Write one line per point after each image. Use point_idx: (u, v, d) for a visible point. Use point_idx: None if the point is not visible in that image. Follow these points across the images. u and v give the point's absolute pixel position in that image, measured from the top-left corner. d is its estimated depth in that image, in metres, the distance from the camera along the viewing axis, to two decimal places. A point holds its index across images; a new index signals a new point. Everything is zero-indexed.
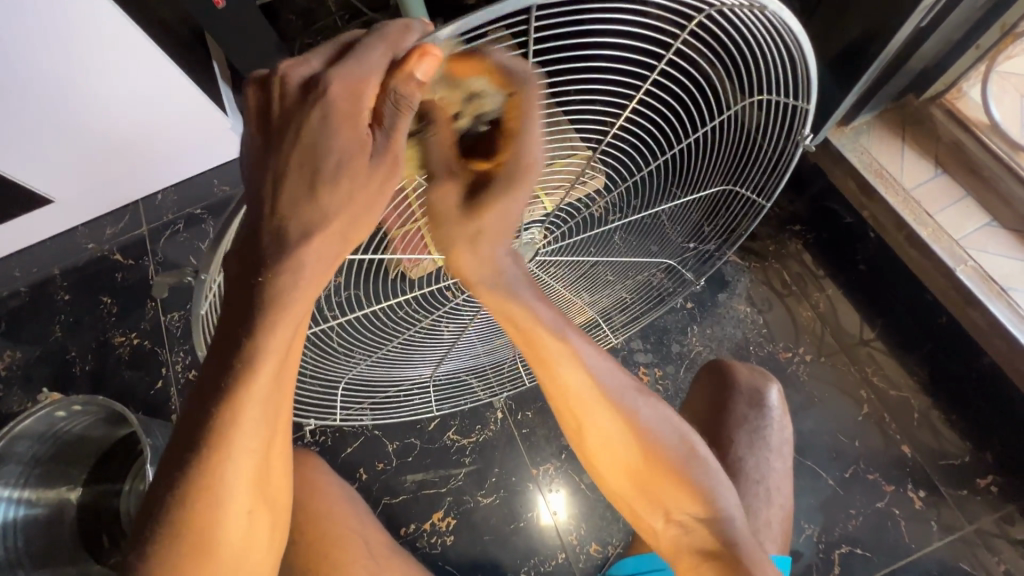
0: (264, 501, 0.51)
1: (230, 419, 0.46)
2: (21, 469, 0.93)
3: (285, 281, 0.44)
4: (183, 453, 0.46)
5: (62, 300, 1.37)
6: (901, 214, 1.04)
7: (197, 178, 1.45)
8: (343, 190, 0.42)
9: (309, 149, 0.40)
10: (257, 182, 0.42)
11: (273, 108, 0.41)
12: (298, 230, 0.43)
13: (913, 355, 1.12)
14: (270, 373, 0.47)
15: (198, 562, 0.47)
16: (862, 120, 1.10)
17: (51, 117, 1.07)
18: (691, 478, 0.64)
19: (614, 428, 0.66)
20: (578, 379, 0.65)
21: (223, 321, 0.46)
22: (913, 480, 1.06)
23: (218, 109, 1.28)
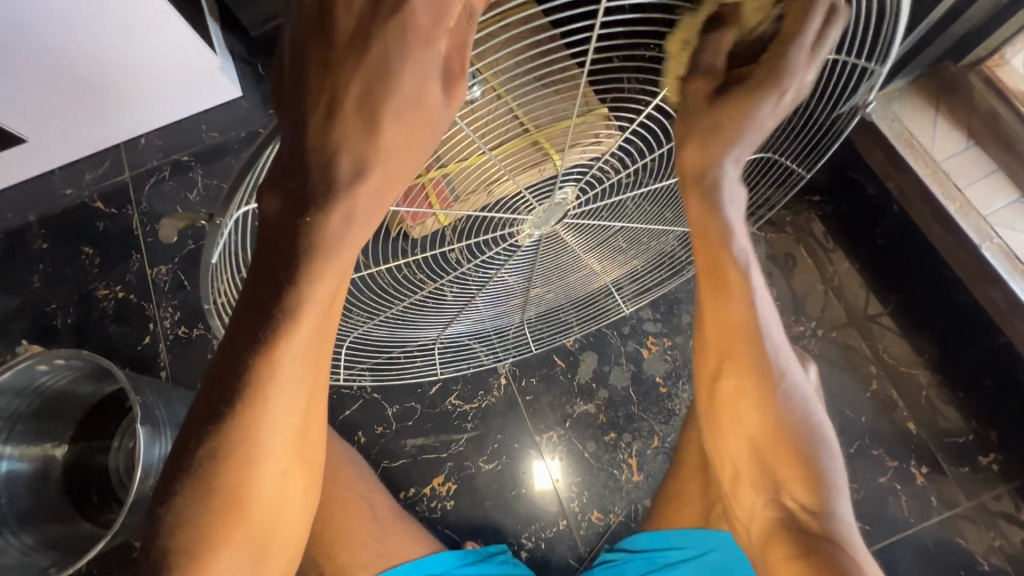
0: (302, 463, 0.47)
1: (267, 374, 0.42)
2: (2, 425, 0.88)
3: (333, 222, 0.40)
4: (213, 408, 0.43)
5: (40, 249, 1.29)
6: (929, 187, 1.00)
7: (184, 123, 1.36)
8: (403, 122, 0.39)
9: (376, 69, 0.37)
10: (308, 105, 0.38)
11: (335, 22, 0.37)
12: (351, 166, 0.39)
13: (924, 333, 1.11)
14: (314, 321, 0.43)
15: (230, 523, 0.44)
16: (897, 86, 1.04)
17: (22, 47, 0.98)
18: (818, 461, 0.58)
19: (758, 383, 0.59)
20: (742, 323, 0.60)
21: (262, 265, 0.42)
22: (915, 456, 1.07)
23: (206, 46, 1.18)
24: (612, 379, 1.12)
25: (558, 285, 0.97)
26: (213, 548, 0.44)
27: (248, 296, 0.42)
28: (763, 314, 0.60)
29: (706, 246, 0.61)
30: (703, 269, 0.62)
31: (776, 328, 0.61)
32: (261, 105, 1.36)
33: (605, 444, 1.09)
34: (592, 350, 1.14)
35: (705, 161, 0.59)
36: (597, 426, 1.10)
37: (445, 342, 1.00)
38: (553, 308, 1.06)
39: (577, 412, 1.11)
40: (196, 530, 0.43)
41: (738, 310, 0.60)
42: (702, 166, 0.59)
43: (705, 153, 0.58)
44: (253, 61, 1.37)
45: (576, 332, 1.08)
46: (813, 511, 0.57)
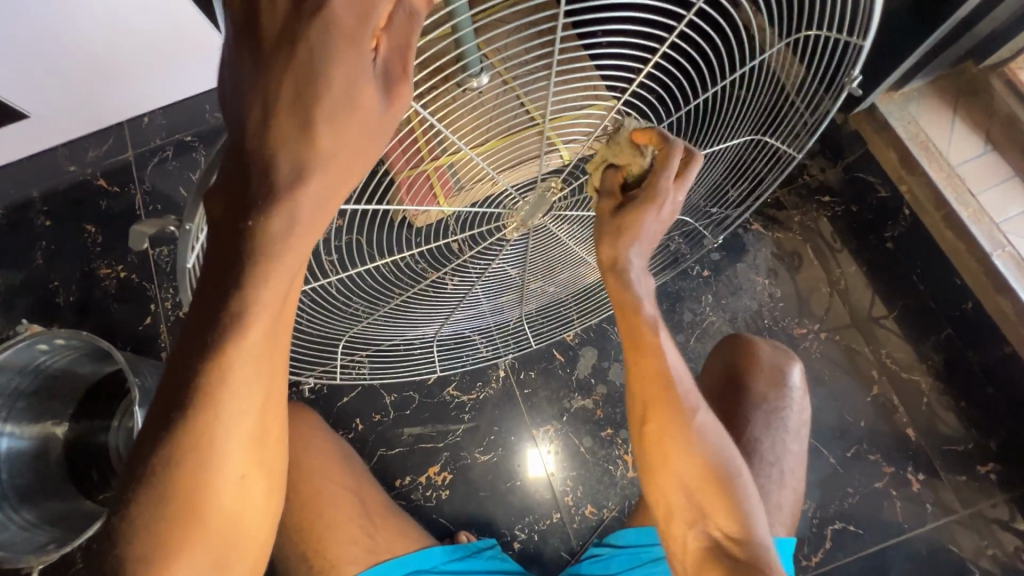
0: (261, 466, 0.46)
1: (217, 378, 0.41)
2: (3, 403, 0.89)
3: (275, 230, 0.37)
4: (165, 415, 0.42)
5: (42, 226, 1.29)
6: (942, 192, 0.98)
7: (187, 102, 1.34)
8: (342, 123, 0.35)
9: (304, 69, 0.34)
10: (241, 110, 0.35)
11: (260, 20, 0.34)
12: (289, 169, 0.35)
13: (929, 339, 1.09)
14: (262, 329, 0.41)
15: (188, 530, 0.43)
16: (914, 86, 1.02)
17: (21, 22, 0.96)
18: (735, 491, 0.61)
19: (677, 429, 0.62)
20: (662, 373, 0.63)
21: (208, 271, 0.40)
22: (913, 463, 1.06)
23: (211, 26, 1.17)
24: (611, 374, 1.12)
25: (555, 280, 0.96)
26: (170, 556, 0.43)
27: (196, 305, 0.40)
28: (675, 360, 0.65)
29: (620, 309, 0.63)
30: (624, 330, 0.65)
31: (686, 370, 0.65)
32: None
33: (601, 439, 1.09)
34: (591, 345, 1.13)
35: (615, 253, 0.61)
36: (594, 422, 1.10)
37: (443, 336, 1.00)
38: (551, 302, 1.05)
39: (574, 406, 1.11)
40: (151, 537, 0.43)
41: (659, 360, 0.63)
42: (613, 258, 0.61)
43: (614, 248, 0.61)
44: None
45: (576, 326, 1.07)
46: (737, 538, 0.61)
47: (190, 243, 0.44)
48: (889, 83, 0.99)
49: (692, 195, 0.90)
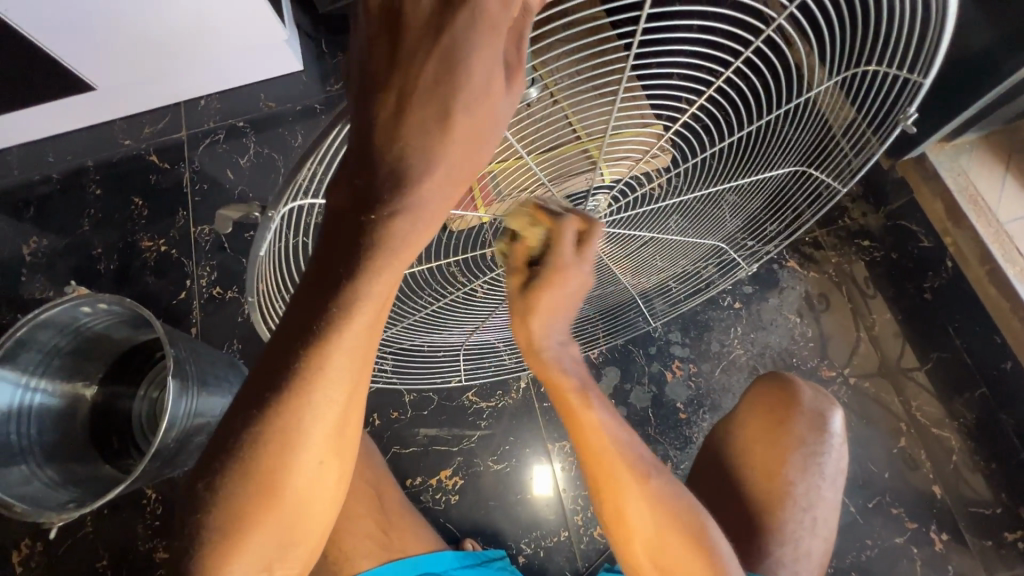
0: (338, 454, 0.47)
1: (317, 364, 0.42)
2: (40, 359, 0.90)
3: (398, 224, 0.38)
4: (260, 395, 0.43)
5: (93, 194, 1.34)
6: (989, 247, 0.96)
7: (244, 89, 1.38)
8: (472, 121, 0.36)
9: (449, 56, 0.34)
10: (374, 98, 0.35)
11: (405, 9, 0.34)
12: (421, 164, 0.36)
13: (962, 396, 1.06)
14: (365, 322, 0.42)
15: (265, 505, 0.45)
16: (968, 138, 1.02)
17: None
18: (709, 556, 0.61)
19: (634, 501, 0.63)
20: (604, 441, 0.65)
21: (319, 260, 0.41)
22: (936, 521, 1.03)
23: (276, 18, 1.21)
24: (633, 397, 1.11)
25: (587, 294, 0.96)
26: (246, 525, 0.45)
27: (304, 295, 0.42)
28: (615, 425, 0.67)
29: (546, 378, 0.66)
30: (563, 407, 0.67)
31: (632, 434, 0.68)
32: (319, 81, 1.38)
33: None
34: (615, 365, 1.13)
35: (536, 338, 0.63)
36: None
37: (471, 344, 1.00)
38: (580, 318, 1.05)
39: None
40: (232, 506, 0.45)
41: (598, 429, 0.66)
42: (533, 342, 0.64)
43: (527, 329, 0.62)
44: (316, 37, 1.41)
45: (603, 344, 1.08)
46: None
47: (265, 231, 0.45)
48: (944, 132, 0.99)
49: (727, 224, 0.90)
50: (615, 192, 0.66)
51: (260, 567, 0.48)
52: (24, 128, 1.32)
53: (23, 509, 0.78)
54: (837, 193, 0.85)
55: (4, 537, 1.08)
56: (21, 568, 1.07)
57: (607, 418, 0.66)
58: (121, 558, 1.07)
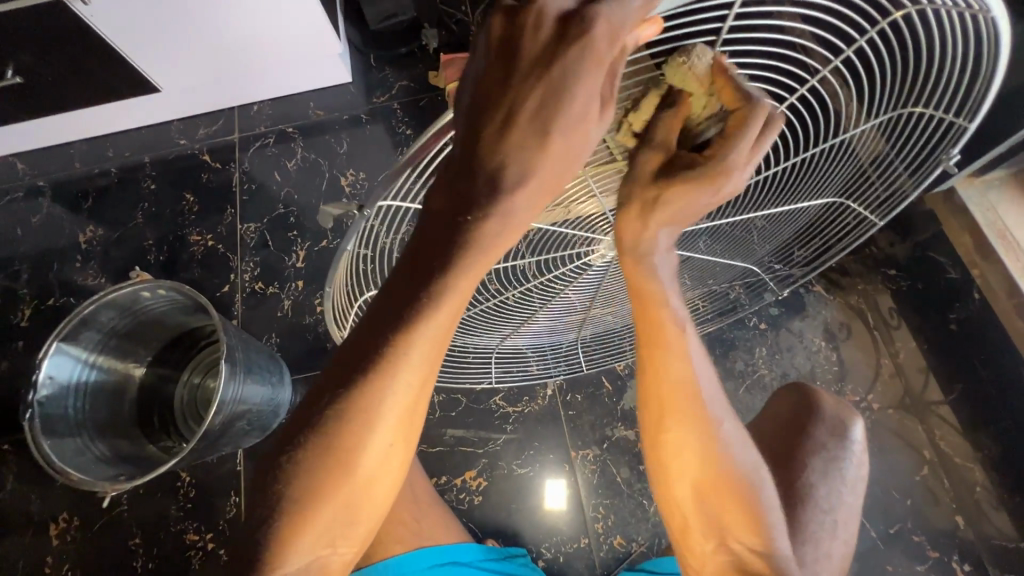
0: (406, 438, 0.51)
1: (403, 349, 0.46)
2: (99, 338, 0.96)
3: (488, 226, 0.43)
4: (346, 374, 0.47)
5: (148, 189, 1.41)
6: (1017, 280, 0.97)
7: (295, 97, 1.46)
8: (568, 140, 0.41)
9: (554, 84, 0.39)
10: (482, 115, 0.40)
11: (522, 39, 0.39)
12: (517, 173, 0.41)
13: (987, 428, 1.07)
14: (450, 312, 0.47)
15: (338, 479, 0.49)
16: (996, 176, 1.05)
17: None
18: (756, 503, 0.62)
19: (695, 443, 0.62)
20: (677, 374, 0.62)
21: (414, 254, 0.46)
22: (959, 551, 1.04)
23: (332, 30, 1.29)
24: None
25: (617, 308, 0.99)
26: (319, 495, 0.49)
27: (397, 284, 0.46)
28: (695, 356, 0.63)
29: (637, 294, 0.61)
30: (642, 332, 0.62)
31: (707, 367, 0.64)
32: (366, 93, 1.45)
33: (638, 472, 1.09)
34: None
35: (646, 241, 0.56)
36: (633, 454, 1.10)
37: (502, 350, 1.03)
38: (608, 331, 1.08)
39: (615, 435, 1.12)
40: (309, 474, 0.48)
41: (678, 360, 0.62)
42: (641, 246, 0.56)
43: (641, 227, 0.54)
44: (365, 51, 1.48)
45: (628, 356, 1.11)
46: (760, 552, 0.62)
47: (358, 228, 0.47)
48: (972, 169, 1.03)
49: (756, 249, 0.93)
50: None
51: (324, 542, 0.51)
52: (90, 123, 1.41)
53: (78, 477, 0.82)
54: (873, 225, 0.88)
55: (45, 510, 1.13)
56: (58, 541, 1.11)
57: (690, 344, 0.62)
58: (154, 537, 1.10)
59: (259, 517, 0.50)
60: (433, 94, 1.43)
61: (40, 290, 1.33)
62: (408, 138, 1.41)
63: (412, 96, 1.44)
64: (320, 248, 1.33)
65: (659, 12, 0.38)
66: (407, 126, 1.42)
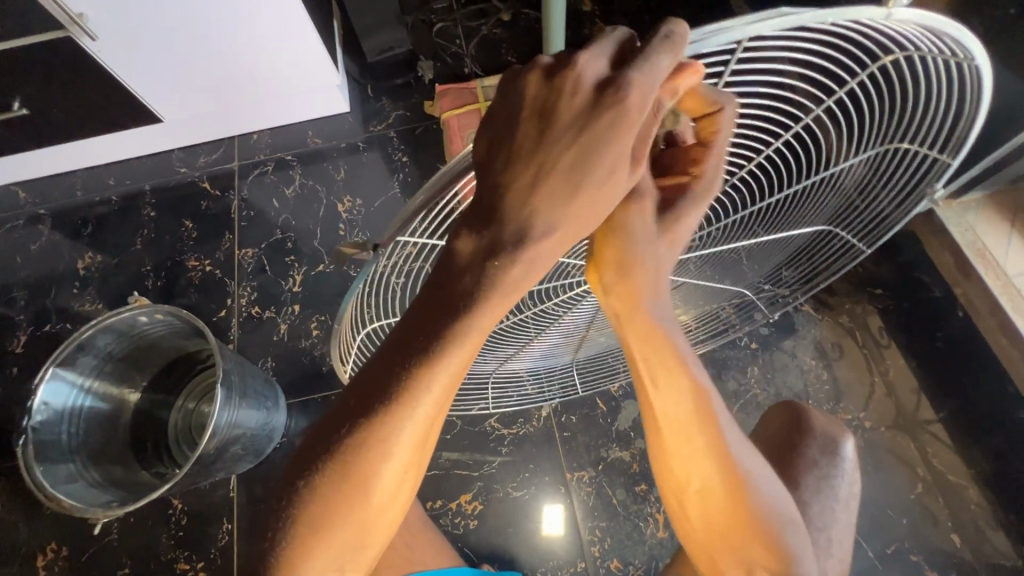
0: (418, 468, 0.50)
1: (425, 383, 0.45)
2: (95, 363, 0.96)
3: (514, 273, 0.43)
4: (365, 404, 0.46)
5: (147, 216, 1.44)
6: (998, 297, 1.00)
7: (293, 127, 1.50)
8: (598, 191, 0.41)
9: (586, 148, 0.39)
10: (512, 171, 0.40)
11: (557, 105, 0.39)
12: (544, 225, 0.41)
13: (979, 444, 1.08)
14: (470, 349, 0.46)
15: (354, 504, 0.48)
16: (973, 197, 1.08)
17: (178, 29, 1.12)
18: (784, 538, 0.60)
19: (723, 492, 0.58)
20: (705, 439, 0.56)
21: (437, 288, 0.45)
22: (957, 571, 1.03)
23: (331, 63, 1.34)
24: None
25: (612, 331, 1.00)
26: (334, 521, 0.48)
27: (421, 315, 0.45)
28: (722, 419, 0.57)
29: (660, 362, 0.55)
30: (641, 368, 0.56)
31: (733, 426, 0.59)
32: (363, 122, 1.49)
33: (634, 494, 1.08)
34: (634, 399, 1.15)
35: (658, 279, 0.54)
36: (629, 475, 1.10)
37: (500, 376, 1.03)
38: (601, 353, 1.09)
39: (611, 456, 1.11)
40: (324, 502, 0.47)
41: (701, 424, 0.56)
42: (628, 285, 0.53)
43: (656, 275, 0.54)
44: (363, 82, 1.53)
45: (622, 377, 1.12)
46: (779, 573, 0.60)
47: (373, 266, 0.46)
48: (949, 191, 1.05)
49: (749, 273, 0.94)
50: None
51: (334, 566, 0.50)
52: (92, 153, 1.44)
53: (72, 504, 0.81)
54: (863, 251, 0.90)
55: (34, 541, 1.11)
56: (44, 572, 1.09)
57: (717, 409, 0.57)
58: (144, 566, 1.09)
59: (266, 542, 0.49)
60: (428, 123, 1.48)
61: (36, 317, 1.33)
62: (404, 165, 1.44)
63: (408, 124, 1.48)
64: (317, 272, 1.35)
65: (693, 61, 0.38)
66: (402, 153, 1.45)
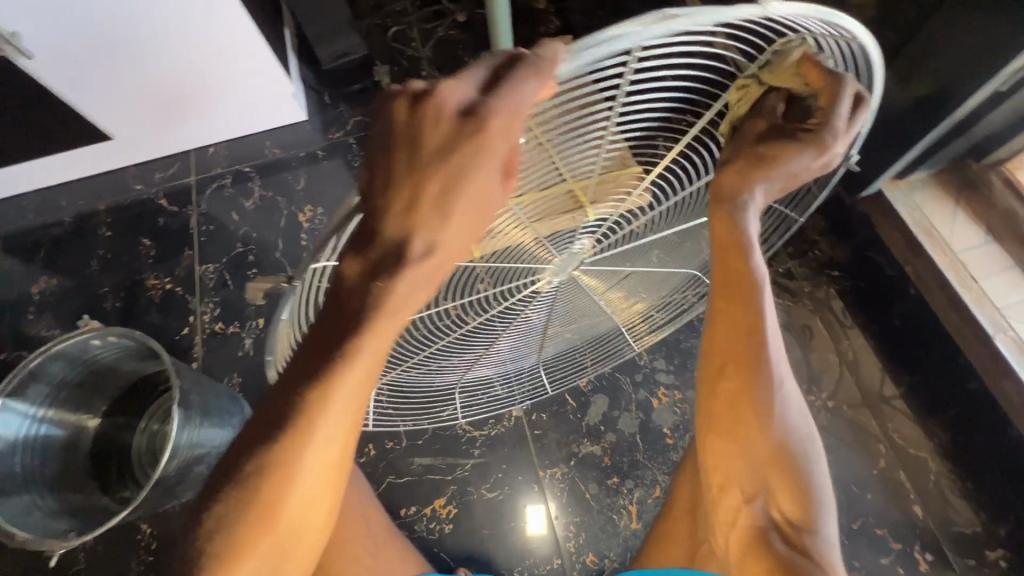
0: (327, 489, 0.52)
1: (321, 404, 0.48)
2: (48, 391, 0.94)
3: (400, 292, 0.46)
4: (267, 429, 0.49)
5: (103, 235, 1.40)
6: (947, 275, 1.04)
7: (250, 138, 1.48)
8: (470, 211, 0.45)
9: (453, 171, 0.42)
10: (389, 194, 0.43)
11: (422, 131, 0.42)
12: (422, 246, 0.45)
13: (936, 417, 1.11)
14: (364, 368, 0.49)
15: (259, 532, 0.49)
16: (917, 177, 1.11)
17: (118, 45, 1.10)
18: (802, 467, 0.61)
19: (756, 389, 0.63)
20: (747, 328, 0.63)
21: (329, 313, 0.48)
22: (920, 542, 1.06)
23: (283, 73, 1.32)
24: (621, 424, 1.14)
25: (574, 326, 1.00)
26: (241, 550, 0.49)
27: (314, 340, 0.48)
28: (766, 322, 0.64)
29: (730, 252, 0.65)
30: (721, 279, 0.66)
31: (776, 339, 0.65)
32: (322, 130, 1.48)
33: (606, 487, 1.09)
34: (603, 393, 1.16)
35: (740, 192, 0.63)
36: (601, 469, 1.11)
37: (467, 382, 1.03)
38: (567, 350, 1.10)
39: (582, 452, 1.12)
40: (231, 534, 0.48)
41: (750, 313, 0.64)
42: (733, 196, 0.63)
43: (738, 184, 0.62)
44: (320, 89, 1.51)
45: (590, 372, 1.11)
46: (796, 525, 0.59)
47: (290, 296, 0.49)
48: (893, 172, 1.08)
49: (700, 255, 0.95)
50: (598, 233, 0.73)
51: None
52: (40, 174, 1.40)
53: (25, 537, 0.79)
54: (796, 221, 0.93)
55: None
56: None
57: (763, 309, 0.64)
58: None
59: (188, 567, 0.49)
60: None
61: None
62: None
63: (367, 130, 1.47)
64: None
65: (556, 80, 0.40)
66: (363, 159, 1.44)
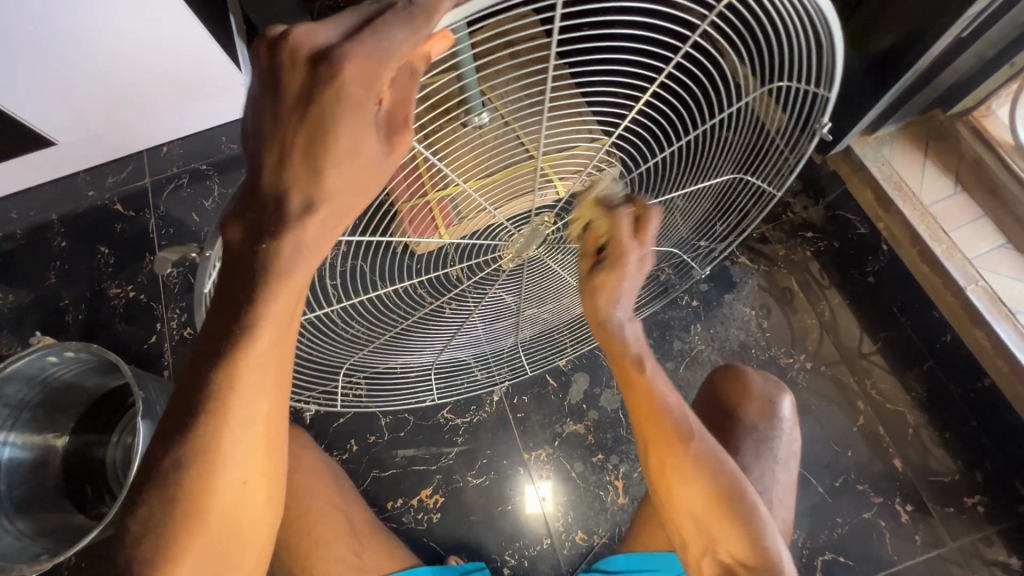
0: (259, 475, 0.53)
1: (227, 384, 0.48)
2: (7, 413, 0.92)
3: (285, 251, 0.44)
4: (182, 420, 0.49)
5: (58, 247, 1.35)
6: (917, 230, 1.04)
7: (204, 133, 1.42)
8: (350, 168, 0.42)
9: (316, 125, 0.40)
10: (260, 153, 0.42)
11: (283, 81, 0.40)
12: (300, 203, 0.42)
13: (913, 370, 1.12)
14: (266, 351, 0.48)
15: (189, 526, 0.50)
16: (886, 131, 1.09)
17: (50, 51, 1.03)
18: (745, 514, 0.65)
19: (675, 461, 0.67)
20: (651, 408, 0.69)
21: (225, 287, 0.47)
22: (901, 494, 1.08)
23: (230, 62, 1.26)
24: (603, 401, 1.13)
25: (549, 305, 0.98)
26: (176, 549, 0.49)
27: (214, 322, 0.48)
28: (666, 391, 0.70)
29: (610, 343, 0.71)
30: (620, 374, 0.72)
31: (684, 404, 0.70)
32: None
33: (592, 464, 1.10)
34: (583, 371, 1.15)
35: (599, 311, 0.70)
36: (585, 447, 1.11)
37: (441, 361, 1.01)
38: (546, 329, 1.08)
39: (566, 431, 1.12)
40: (163, 534, 0.49)
41: (647, 393, 0.70)
42: (600, 317, 0.69)
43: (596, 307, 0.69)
44: None
45: (569, 352, 1.09)
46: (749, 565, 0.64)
47: (207, 269, 0.49)
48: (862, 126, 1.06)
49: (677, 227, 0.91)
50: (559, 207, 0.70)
51: None
52: None
53: None
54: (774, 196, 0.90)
55: None
56: None
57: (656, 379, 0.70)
58: None
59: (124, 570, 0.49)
60: None
61: None
62: None
63: None
64: None
65: (445, 26, 0.38)
66: None
